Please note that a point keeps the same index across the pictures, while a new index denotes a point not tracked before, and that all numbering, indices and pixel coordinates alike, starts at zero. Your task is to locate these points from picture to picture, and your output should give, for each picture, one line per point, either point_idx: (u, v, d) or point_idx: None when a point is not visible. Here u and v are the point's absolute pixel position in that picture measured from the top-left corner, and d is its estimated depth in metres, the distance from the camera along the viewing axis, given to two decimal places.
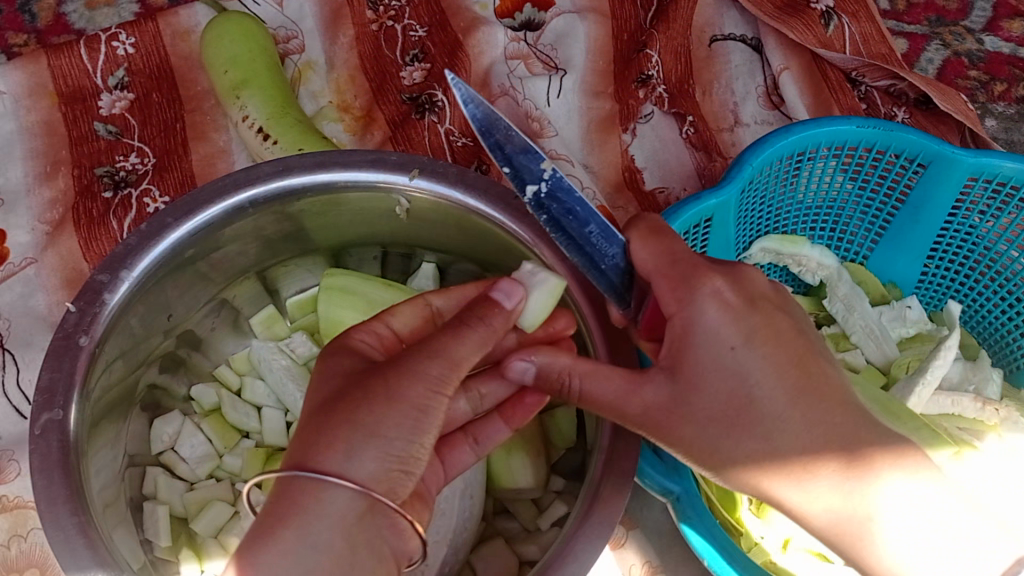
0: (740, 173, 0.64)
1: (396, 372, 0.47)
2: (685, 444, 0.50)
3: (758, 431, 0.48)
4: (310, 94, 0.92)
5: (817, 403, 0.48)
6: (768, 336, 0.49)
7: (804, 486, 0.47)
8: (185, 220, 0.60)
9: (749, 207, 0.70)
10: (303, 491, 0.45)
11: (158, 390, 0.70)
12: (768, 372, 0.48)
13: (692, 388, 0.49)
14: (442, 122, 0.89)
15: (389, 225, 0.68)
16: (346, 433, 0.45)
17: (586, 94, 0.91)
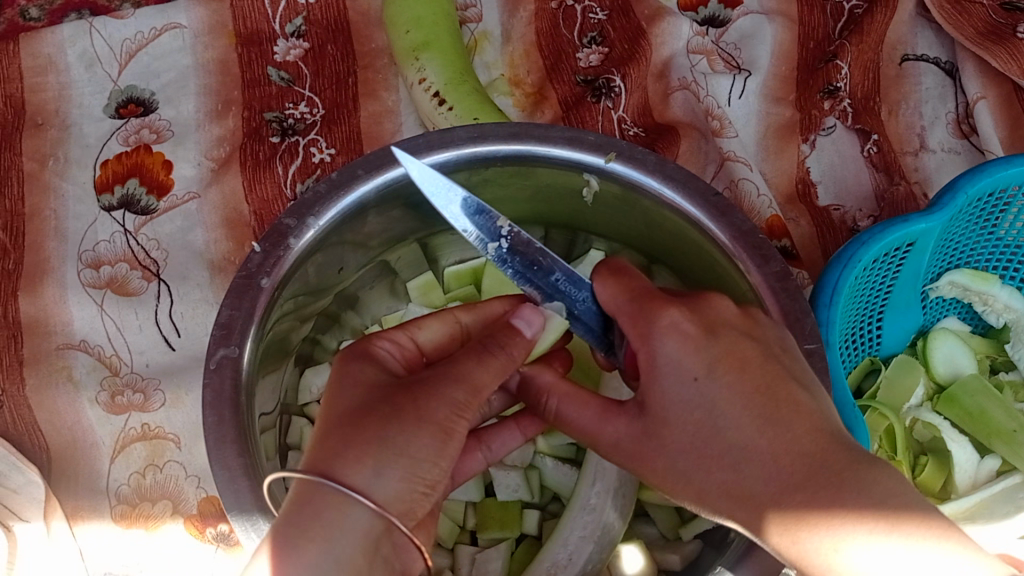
0: (954, 200, 0.64)
1: (421, 392, 0.48)
2: (658, 479, 0.49)
3: (726, 463, 0.46)
4: (483, 64, 0.91)
5: (786, 432, 0.45)
6: (730, 367, 0.47)
7: (778, 524, 0.44)
8: (375, 175, 0.59)
9: (949, 234, 0.69)
10: (333, 504, 0.45)
11: (310, 344, 0.69)
12: (716, 399, 0.46)
13: (660, 421, 0.48)
14: (616, 109, 0.87)
15: (574, 205, 0.67)
16: (371, 450, 0.45)
17: (766, 98, 0.88)
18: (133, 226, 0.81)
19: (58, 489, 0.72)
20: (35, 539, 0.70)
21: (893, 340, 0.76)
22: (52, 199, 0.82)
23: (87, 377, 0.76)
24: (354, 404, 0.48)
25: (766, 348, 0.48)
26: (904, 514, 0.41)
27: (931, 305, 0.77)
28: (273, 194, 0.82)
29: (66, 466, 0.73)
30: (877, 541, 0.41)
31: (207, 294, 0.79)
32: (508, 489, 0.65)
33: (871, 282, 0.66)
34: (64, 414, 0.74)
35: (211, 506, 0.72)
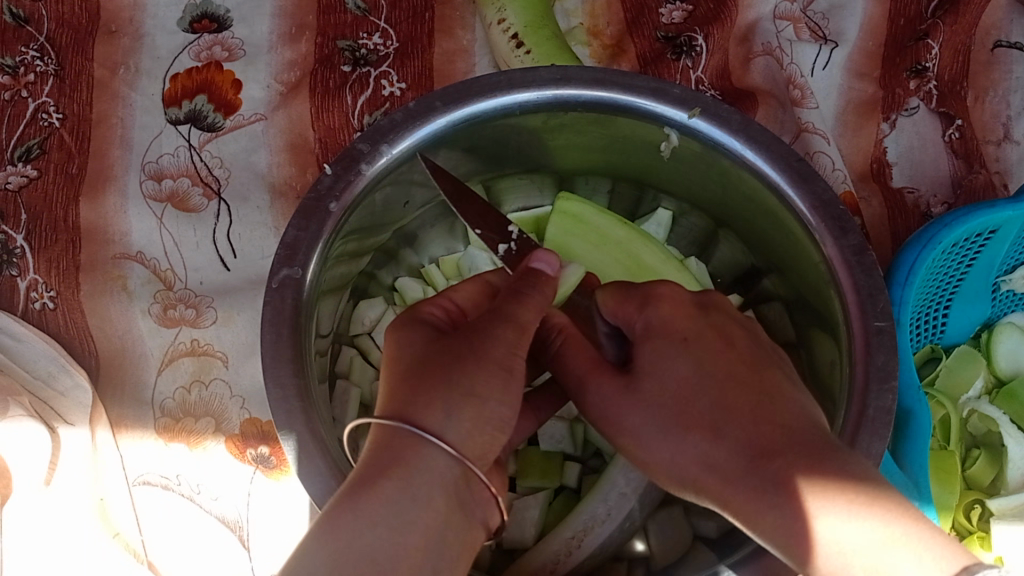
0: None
1: (478, 339, 0.47)
2: (633, 447, 0.50)
3: (704, 423, 0.47)
4: (564, 11, 0.88)
5: (769, 406, 0.46)
6: (715, 340, 0.50)
7: (749, 489, 0.43)
8: (453, 108, 0.59)
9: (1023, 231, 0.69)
10: (409, 448, 0.44)
11: (366, 277, 0.68)
12: (696, 363, 0.48)
13: (644, 378, 0.50)
14: (695, 68, 0.85)
15: (650, 161, 0.67)
16: (442, 395, 0.45)
17: (850, 73, 0.85)
18: (197, 142, 0.80)
19: (106, 395, 0.73)
20: (76, 444, 0.71)
21: (958, 334, 0.74)
22: (121, 107, 0.81)
23: (141, 288, 0.76)
24: (413, 353, 0.47)
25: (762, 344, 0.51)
26: (882, 496, 0.40)
27: (1001, 299, 0.74)
28: (339, 123, 0.81)
29: (114, 373, 0.73)
30: (852, 521, 0.39)
31: (267, 218, 0.79)
32: (552, 440, 0.66)
33: (944, 265, 0.67)
34: (115, 322, 0.74)
35: (253, 427, 0.71)
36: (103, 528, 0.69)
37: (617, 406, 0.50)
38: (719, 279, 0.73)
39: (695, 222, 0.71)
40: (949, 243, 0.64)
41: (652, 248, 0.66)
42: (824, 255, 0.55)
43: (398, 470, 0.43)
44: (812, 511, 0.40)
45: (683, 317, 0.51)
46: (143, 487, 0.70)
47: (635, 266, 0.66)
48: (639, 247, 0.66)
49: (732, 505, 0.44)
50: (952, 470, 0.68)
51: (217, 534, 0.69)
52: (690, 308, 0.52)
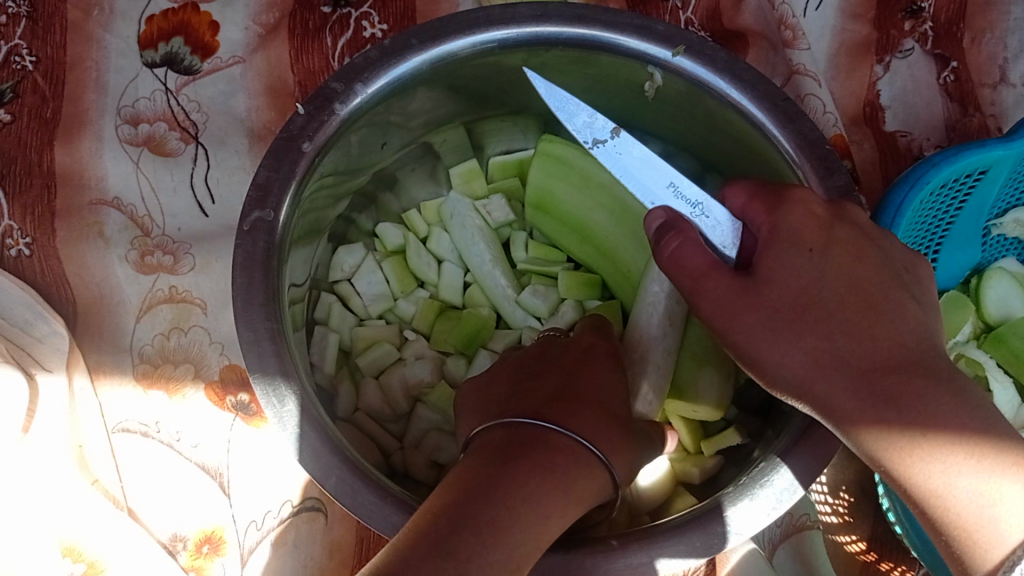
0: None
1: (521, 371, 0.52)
2: (743, 344, 0.49)
3: (820, 330, 0.46)
4: None
5: (887, 322, 0.45)
6: (846, 253, 0.48)
7: (860, 396, 0.44)
8: (429, 45, 0.57)
9: (1020, 168, 0.67)
10: (570, 452, 0.46)
11: (344, 222, 0.66)
12: (823, 265, 0.48)
13: (766, 281, 0.48)
14: (684, 9, 0.82)
15: (635, 103, 0.65)
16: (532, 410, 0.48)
17: (845, 13, 0.82)
18: (175, 85, 0.78)
19: (83, 343, 0.71)
20: (54, 394, 0.69)
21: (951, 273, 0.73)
22: (95, 49, 0.78)
23: (118, 234, 0.74)
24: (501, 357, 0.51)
25: (887, 261, 0.49)
26: (994, 429, 0.40)
27: (992, 243, 0.73)
28: (319, 65, 0.79)
29: (91, 320, 0.72)
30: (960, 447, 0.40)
31: (244, 161, 0.78)
32: None
33: (932, 208, 0.66)
34: (93, 269, 0.73)
35: (233, 374, 0.71)
36: (81, 477, 0.68)
37: (735, 301, 0.49)
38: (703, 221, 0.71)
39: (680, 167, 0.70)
40: (933, 185, 0.63)
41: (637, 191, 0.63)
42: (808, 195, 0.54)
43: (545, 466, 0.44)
44: (923, 429, 0.41)
45: (815, 223, 0.49)
46: (123, 435, 0.69)
47: (619, 209, 0.63)
48: (623, 189, 0.63)
49: (836, 412, 0.45)
50: None
51: (197, 480, 0.68)
52: (822, 214, 0.50)
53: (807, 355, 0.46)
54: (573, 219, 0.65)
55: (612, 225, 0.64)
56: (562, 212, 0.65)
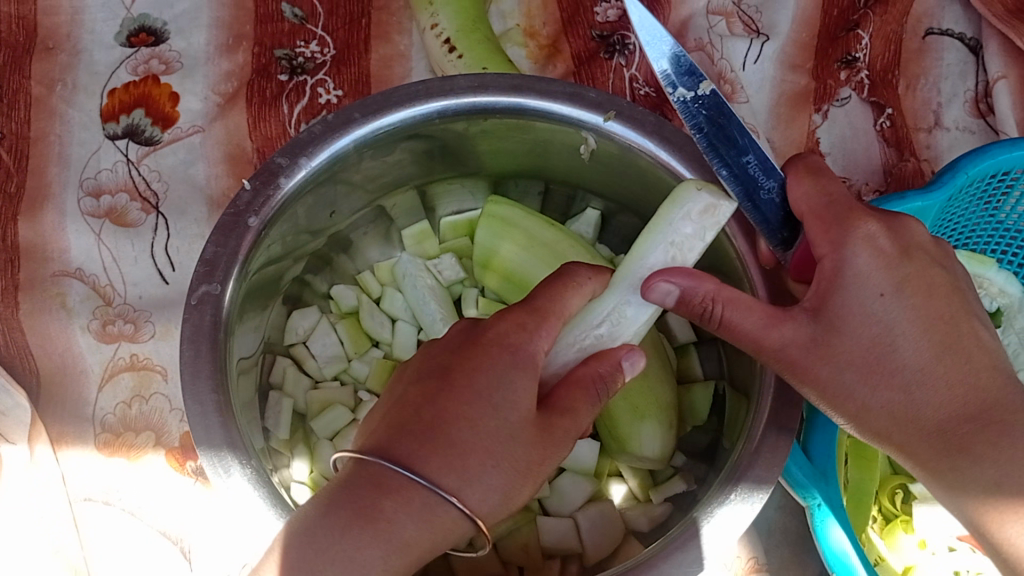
0: (953, 180, 0.61)
1: (461, 375, 0.47)
2: (820, 392, 0.51)
3: (897, 382, 0.49)
4: (500, 13, 0.89)
5: (963, 365, 0.49)
6: (919, 289, 0.50)
7: (947, 447, 0.48)
8: (371, 119, 0.59)
9: (947, 212, 0.65)
10: (419, 499, 0.43)
11: (300, 285, 0.68)
12: (893, 310, 0.49)
13: (835, 330, 0.50)
14: (629, 66, 0.86)
15: (574, 164, 0.67)
16: (433, 445, 0.45)
17: (783, 65, 0.86)
18: (136, 156, 0.81)
19: (46, 413, 0.73)
20: (17, 463, 0.71)
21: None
22: (59, 124, 0.81)
23: (81, 304, 0.76)
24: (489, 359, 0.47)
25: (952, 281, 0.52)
26: None
27: None
28: (276, 132, 0.82)
29: (54, 391, 0.74)
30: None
31: (204, 229, 0.79)
32: None
33: None
34: (55, 340, 0.75)
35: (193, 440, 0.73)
36: (42, 545, 0.69)
37: (809, 354, 0.50)
38: None
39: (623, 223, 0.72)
40: None
41: (579, 249, 0.65)
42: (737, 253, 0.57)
43: (381, 521, 0.43)
44: (997, 484, 0.46)
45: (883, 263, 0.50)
46: (86, 503, 0.71)
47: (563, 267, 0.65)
48: (566, 247, 0.65)
49: (922, 457, 0.49)
50: (867, 455, 0.65)
51: (158, 546, 0.70)
52: (889, 253, 0.50)
53: (884, 405, 0.50)
54: (517, 276, 0.66)
55: None
56: (506, 270, 0.67)
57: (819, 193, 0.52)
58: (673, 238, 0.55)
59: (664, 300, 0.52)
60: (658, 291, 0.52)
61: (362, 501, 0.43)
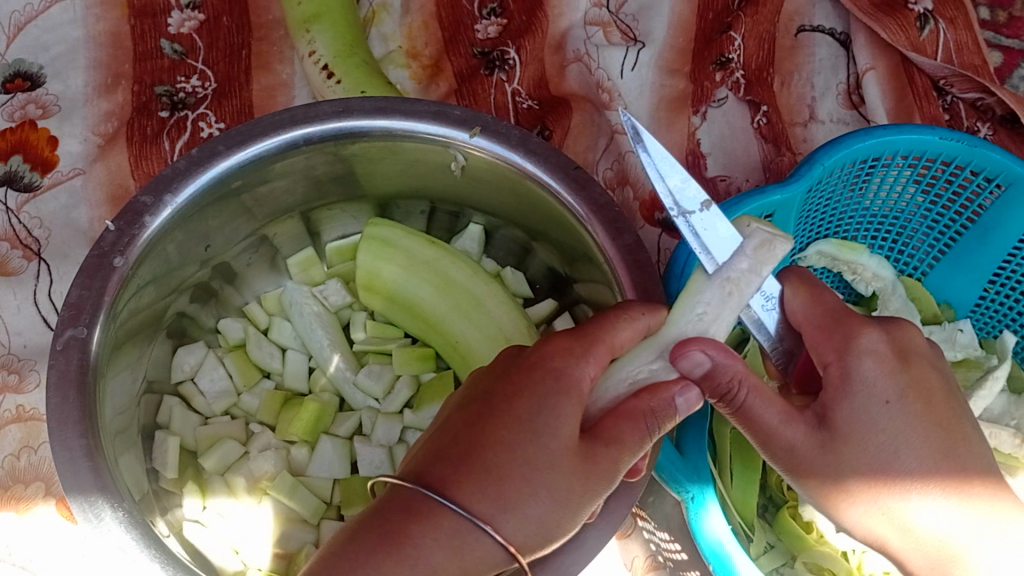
0: (810, 172, 0.62)
1: (501, 408, 0.44)
2: (828, 494, 0.52)
3: (904, 490, 0.50)
4: (381, 36, 0.89)
5: (965, 473, 0.50)
6: (919, 398, 0.51)
7: (950, 557, 0.50)
8: (236, 150, 0.59)
9: (809, 204, 0.66)
10: (450, 525, 0.41)
11: (186, 319, 0.68)
12: (908, 443, 0.50)
13: (842, 438, 0.50)
14: (510, 81, 0.86)
15: (449, 183, 0.67)
16: (472, 474, 0.42)
17: (661, 70, 0.87)
18: (15, 204, 0.80)
19: None
20: None
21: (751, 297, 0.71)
22: None
23: None
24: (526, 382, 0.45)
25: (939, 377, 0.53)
26: None
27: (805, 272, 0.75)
28: (158, 170, 0.81)
29: None
30: None
31: None
32: (372, 467, 0.64)
33: None
34: None
35: None
36: None
37: (819, 457, 0.50)
38: (537, 287, 0.73)
39: (506, 237, 0.72)
40: None
41: (460, 264, 0.66)
42: (605, 258, 0.57)
43: (409, 548, 0.40)
44: None
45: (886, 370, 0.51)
46: None
47: (444, 284, 0.65)
48: (447, 264, 0.65)
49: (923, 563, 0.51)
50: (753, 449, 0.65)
51: None
52: (890, 361, 0.51)
53: (888, 511, 0.51)
54: (402, 297, 0.66)
55: (440, 300, 0.65)
56: (390, 291, 0.66)
57: (816, 305, 0.53)
58: (729, 273, 0.51)
59: (690, 373, 0.49)
60: (691, 360, 0.49)
61: (390, 525, 0.41)
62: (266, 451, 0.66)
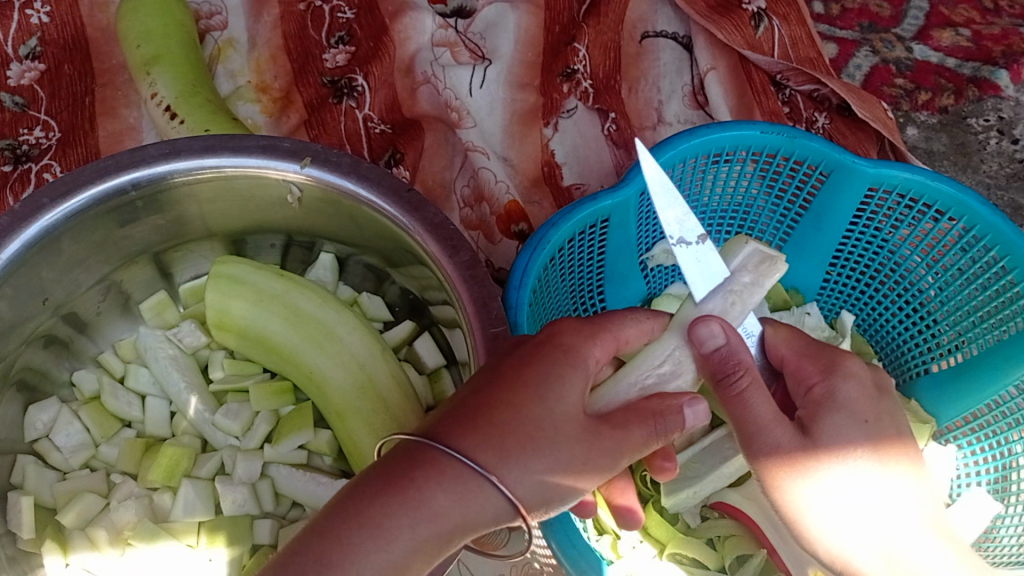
0: (638, 176, 0.65)
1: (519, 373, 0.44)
2: (781, 479, 0.52)
3: (860, 478, 0.51)
4: (228, 73, 0.87)
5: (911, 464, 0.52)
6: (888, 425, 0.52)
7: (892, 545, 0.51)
8: (62, 201, 0.58)
9: (648, 206, 0.70)
10: (451, 472, 0.41)
11: (35, 374, 0.67)
12: (871, 452, 0.51)
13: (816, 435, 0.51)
14: (360, 108, 0.87)
15: (292, 215, 0.67)
16: (485, 430, 0.42)
17: (510, 85, 0.88)
18: None
19: None
20: None
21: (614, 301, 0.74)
22: None
23: None
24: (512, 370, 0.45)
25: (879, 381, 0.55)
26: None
27: (657, 274, 0.77)
28: None
29: None
30: None
31: None
32: (235, 504, 0.63)
33: (574, 260, 0.67)
34: None
35: None
36: None
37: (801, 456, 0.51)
38: (396, 310, 0.74)
39: (358, 264, 0.72)
40: (572, 243, 0.65)
41: (308, 295, 0.66)
42: (444, 275, 0.58)
43: (413, 493, 0.40)
44: None
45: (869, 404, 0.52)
46: None
47: (293, 315, 0.65)
48: (295, 295, 0.65)
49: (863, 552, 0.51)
50: None
51: None
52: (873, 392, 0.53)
53: (839, 495, 0.51)
54: (254, 333, 0.66)
55: (290, 332, 0.65)
56: (241, 328, 0.66)
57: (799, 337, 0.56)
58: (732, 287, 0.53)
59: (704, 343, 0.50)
60: (705, 332, 0.50)
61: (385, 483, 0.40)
62: (127, 502, 0.64)
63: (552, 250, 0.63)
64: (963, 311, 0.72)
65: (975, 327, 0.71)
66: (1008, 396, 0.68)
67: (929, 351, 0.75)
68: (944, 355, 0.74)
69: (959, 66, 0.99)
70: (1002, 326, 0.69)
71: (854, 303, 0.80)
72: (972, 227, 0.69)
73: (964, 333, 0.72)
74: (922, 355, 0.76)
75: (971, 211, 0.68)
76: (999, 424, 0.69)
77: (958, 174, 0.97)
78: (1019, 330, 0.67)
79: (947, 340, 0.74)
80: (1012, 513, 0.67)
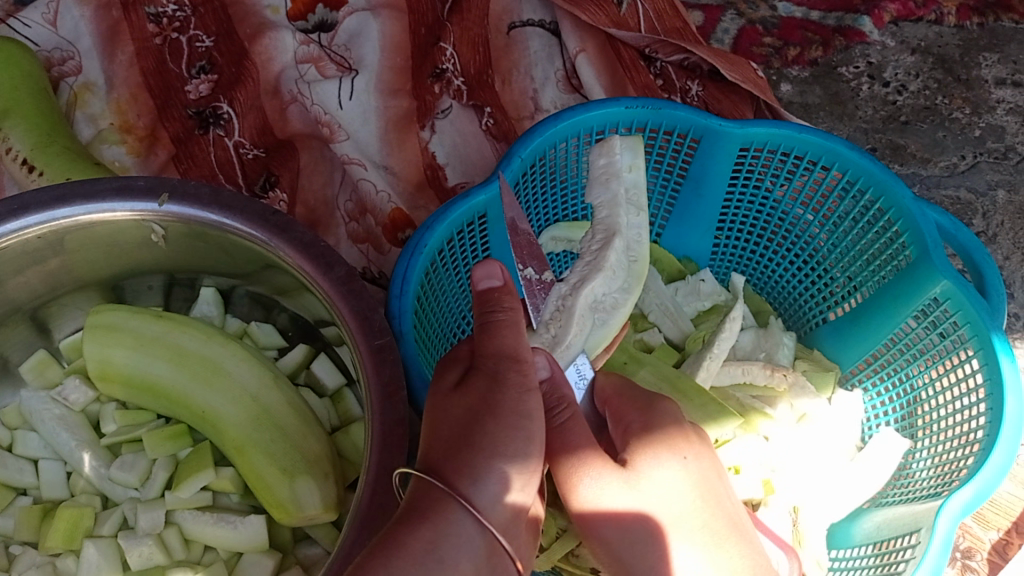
0: (508, 166, 0.65)
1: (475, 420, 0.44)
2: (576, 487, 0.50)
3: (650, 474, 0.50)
4: (87, 117, 0.84)
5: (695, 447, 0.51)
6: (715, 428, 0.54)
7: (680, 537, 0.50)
8: None
9: (524, 195, 0.71)
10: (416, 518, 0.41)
11: None
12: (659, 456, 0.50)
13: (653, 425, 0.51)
14: (229, 135, 0.85)
15: (163, 254, 0.65)
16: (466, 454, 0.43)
17: (381, 93, 0.87)
18: None
19: None
20: None
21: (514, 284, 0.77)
22: None
23: None
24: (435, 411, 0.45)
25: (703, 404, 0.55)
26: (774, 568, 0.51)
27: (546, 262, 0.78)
28: None
29: None
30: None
31: None
32: (142, 558, 0.61)
33: (454, 258, 0.67)
34: None
35: None
36: None
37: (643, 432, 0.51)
38: (289, 335, 0.71)
39: (242, 295, 0.70)
40: (449, 246, 0.66)
41: (190, 332, 0.64)
42: (321, 294, 0.56)
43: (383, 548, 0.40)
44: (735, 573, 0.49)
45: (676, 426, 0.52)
46: None
47: (177, 355, 0.62)
48: (177, 335, 0.63)
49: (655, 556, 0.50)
50: None
51: None
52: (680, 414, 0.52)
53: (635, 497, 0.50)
54: (139, 378, 0.63)
55: (175, 373, 0.63)
56: (125, 376, 0.64)
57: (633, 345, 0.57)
58: (600, 169, 0.66)
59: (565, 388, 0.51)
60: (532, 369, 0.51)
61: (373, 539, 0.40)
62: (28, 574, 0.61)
63: (431, 253, 0.62)
64: (851, 254, 0.73)
65: (865, 270, 0.72)
66: (907, 332, 0.69)
67: (825, 300, 0.77)
68: (840, 301, 0.75)
69: (823, 19, 1.06)
70: (887, 264, 0.70)
71: (747, 264, 0.81)
72: (845, 172, 0.70)
73: (856, 277, 0.73)
74: (819, 305, 0.77)
75: (844, 158, 0.69)
76: (900, 360, 0.70)
77: (836, 123, 1.02)
78: (903, 267, 0.68)
79: (840, 287, 0.75)
80: (921, 446, 0.68)
